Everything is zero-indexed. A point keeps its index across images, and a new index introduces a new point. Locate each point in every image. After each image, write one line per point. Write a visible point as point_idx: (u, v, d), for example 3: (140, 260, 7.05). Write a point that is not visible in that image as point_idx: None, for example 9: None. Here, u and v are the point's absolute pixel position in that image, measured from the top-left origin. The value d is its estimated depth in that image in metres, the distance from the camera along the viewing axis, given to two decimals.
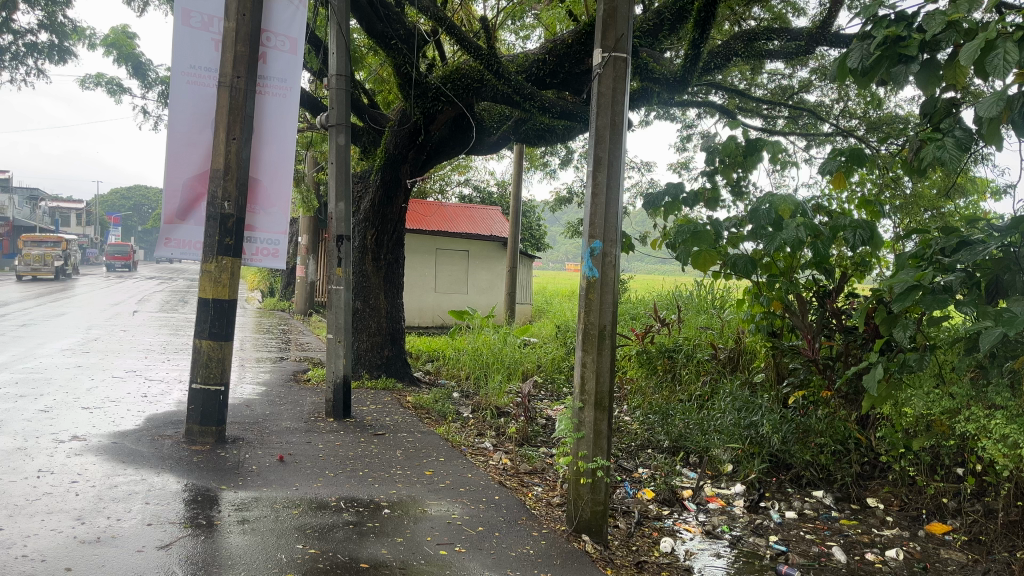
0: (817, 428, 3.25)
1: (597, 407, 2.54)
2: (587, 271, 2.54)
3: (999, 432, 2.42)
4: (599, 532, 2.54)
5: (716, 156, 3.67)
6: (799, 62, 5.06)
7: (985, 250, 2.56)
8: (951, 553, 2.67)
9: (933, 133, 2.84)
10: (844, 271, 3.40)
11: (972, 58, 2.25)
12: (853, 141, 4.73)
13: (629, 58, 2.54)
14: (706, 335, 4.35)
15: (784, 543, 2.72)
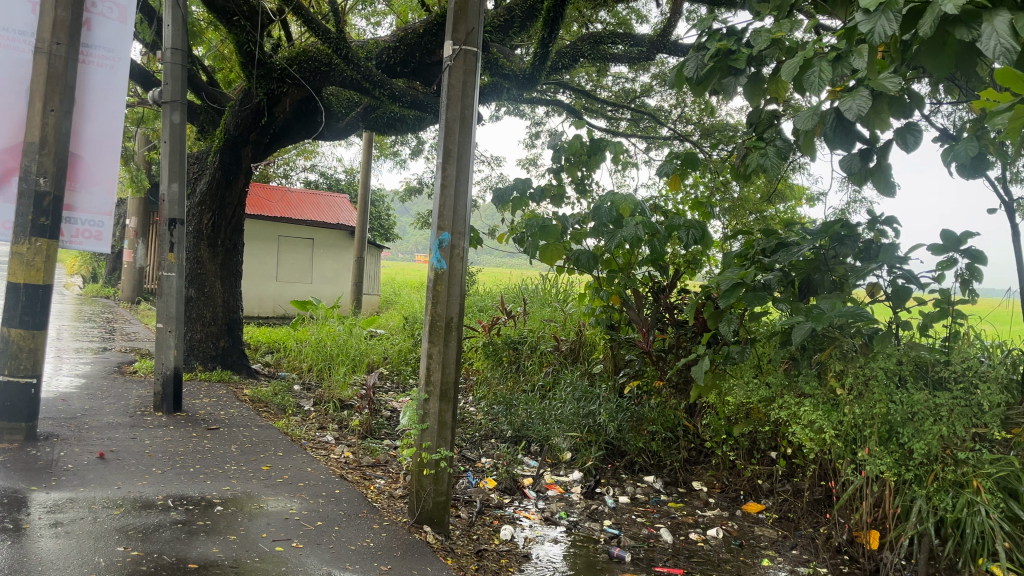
0: (650, 416, 3.42)
1: (441, 398, 2.55)
2: (435, 262, 2.54)
3: (807, 418, 2.72)
4: (441, 522, 2.56)
5: (562, 154, 3.78)
6: (641, 66, 5.29)
7: (799, 251, 2.84)
8: (763, 530, 2.91)
9: (757, 142, 3.06)
10: (677, 268, 3.59)
11: (791, 74, 2.45)
12: (688, 146, 5.00)
13: (478, 51, 2.55)
14: (550, 327, 4.47)
15: (617, 527, 2.85)
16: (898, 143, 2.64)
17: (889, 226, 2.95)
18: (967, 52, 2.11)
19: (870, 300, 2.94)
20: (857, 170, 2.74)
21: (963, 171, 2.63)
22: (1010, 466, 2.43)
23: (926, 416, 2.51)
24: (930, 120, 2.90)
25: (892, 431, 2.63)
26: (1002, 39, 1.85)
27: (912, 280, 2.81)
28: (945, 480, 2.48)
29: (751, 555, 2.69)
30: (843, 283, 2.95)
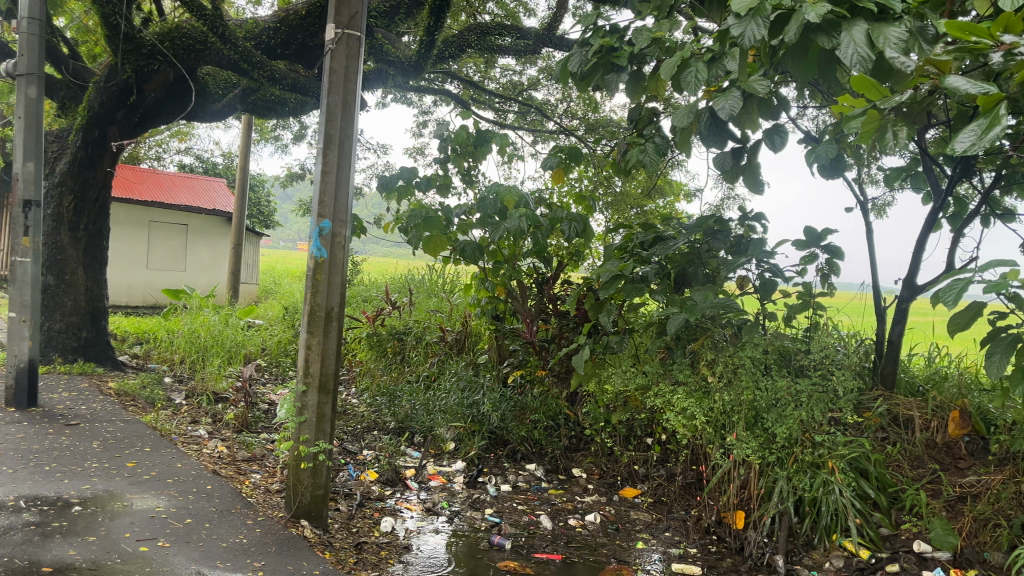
0: (533, 405, 3.48)
1: (320, 390, 2.49)
2: (314, 250, 2.47)
3: (680, 405, 2.83)
4: (319, 516, 2.51)
5: (448, 144, 3.77)
6: (528, 59, 5.34)
7: (675, 245, 2.95)
8: (638, 514, 3.01)
9: (638, 138, 3.15)
10: (561, 260, 3.67)
11: (670, 74, 2.52)
12: (573, 140, 5.09)
13: (362, 36, 2.50)
14: (435, 318, 4.47)
15: (498, 515, 2.88)
16: (767, 143, 2.77)
17: (758, 222, 3.10)
18: (828, 59, 2.24)
19: (739, 293, 3.08)
20: (729, 167, 2.87)
21: (824, 171, 2.80)
22: (861, 449, 2.76)
23: (788, 401, 2.68)
24: (796, 122, 3.07)
25: (757, 416, 2.78)
26: (859, 48, 1.97)
27: (777, 273, 2.96)
28: (803, 462, 2.67)
29: (626, 538, 2.78)
30: (715, 276, 3.09)
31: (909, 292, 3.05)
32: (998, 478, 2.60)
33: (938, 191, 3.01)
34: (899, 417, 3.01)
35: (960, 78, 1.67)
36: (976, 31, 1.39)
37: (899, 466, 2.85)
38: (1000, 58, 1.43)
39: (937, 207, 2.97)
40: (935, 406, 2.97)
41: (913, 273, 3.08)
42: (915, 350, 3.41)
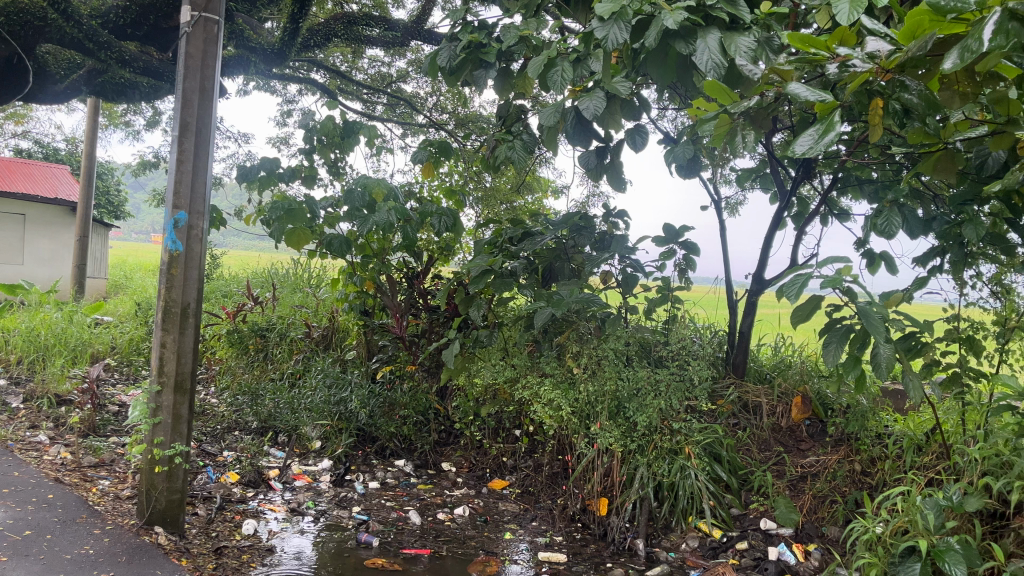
0: (402, 401, 3.45)
1: (176, 390, 2.38)
2: (169, 243, 2.35)
3: (547, 397, 2.90)
4: (175, 521, 2.39)
5: (313, 135, 3.67)
6: (397, 51, 5.28)
7: (542, 240, 3.01)
8: (506, 505, 3.05)
9: (506, 134, 3.18)
10: (431, 255, 3.65)
11: (537, 72, 2.57)
12: (443, 135, 5.08)
13: (221, 20, 2.39)
14: (301, 314, 4.35)
15: (365, 513, 2.84)
16: (629, 143, 2.88)
17: (621, 219, 3.22)
18: (685, 64, 2.35)
19: (603, 287, 3.18)
20: (593, 165, 2.95)
21: (681, 171, 2.94)
22: (715, 435, 2.94)
23: (648, 391, 2.81)
24: (656, 124, 3.21)
25: (619, 406, 2.89)
26: (712, 55, 2.08)
27: (638, 268, 3.08)
28: (662, 448, 2.82)
29: (494, 530, 2.82)
30: (580, 271, 3.18)
31: (757, 286, 3.25)
32: (834, 459, 2.88)
33: (783, 192, 3.23)
34: (748, 403, 3.22)
35: (801, 87, 1.79)
36: (815, 43, 1.48)
37: (748, 450, 3.05)
38: (836, 69, 1.54)
39: (782, 207, 3.19)
40: (780, 392, 3.21)
41: (761, 268, 3.29)
42: (763, 340, 3.64)
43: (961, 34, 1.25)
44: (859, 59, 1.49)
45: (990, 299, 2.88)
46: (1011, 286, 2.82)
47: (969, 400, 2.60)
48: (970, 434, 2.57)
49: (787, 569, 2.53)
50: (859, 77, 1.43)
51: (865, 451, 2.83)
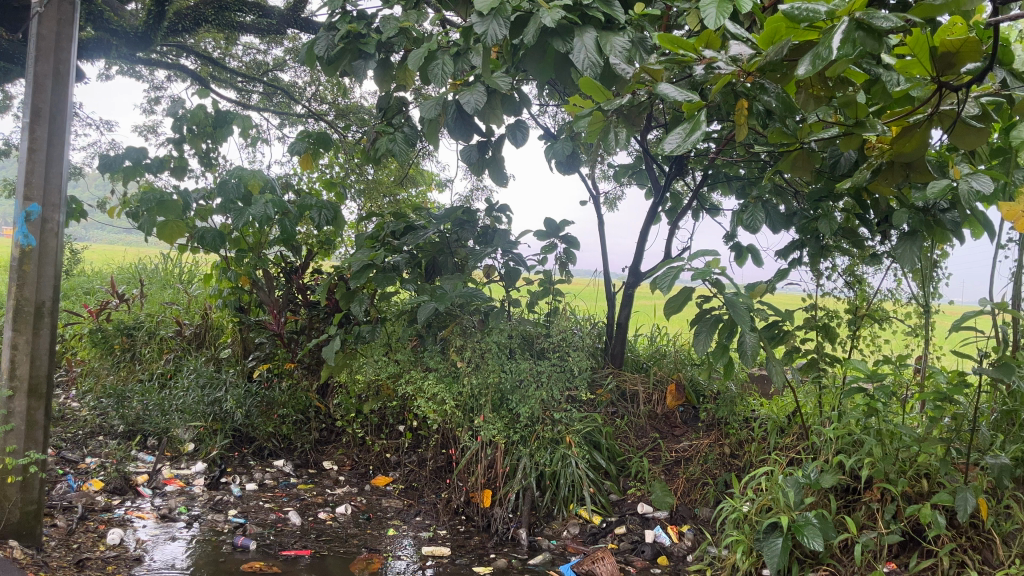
0: (281, 400, 3.36)
1: (30, 394, 2.22)
2: (20, 237, 2.18)
3: (430, 392, 2.89)
4: (31, 535, 2.23)
5: (183, 123, 3.51)
6: (273, 39, 5.12)
7: (424, 234, 3.00)
8: (390, 501, 3.03)
9: (386, 126, 3.15)
10: (310, 249, 3.56)
11: (417, 65, 2.55)
12: (322, 126, 4.96)
13: (77, 0, 2.24)
14: (171, 311, 4.16)
15: (242, 516, 2.75)
16: (510, 139, 2.90)
17: (503, 214, 3.25)
18: (562, 61, 2.39)
19: (486, 281, 3.20)
20: (475, 160, 2.95)
21: (560, 167, 3.00)
22: (595, 423, 3.03)
23: (530, 382, 2.86)
24: (536, 119, 3.25)
25: (502, 398, 2.93)
26: (588, 53, 2.12)
27: (520, 262, 3.12)
28: (544, 438, 2.89)
29: (377, 527, 2.79)
30: (463, 265, 3.19)
31: (634, 279, 3.36)
32: (705, 443, 3.02)
33: (658, 188, 3.35)
34: (626, 391, 3.32)
35: (670, 87, 1.87)
36: (683, 44, 1.53)
37: (626, 437, 3.16)
38: (701, 70, 1.61)
39: (657, 202, 3.31)
40: (655, 380, 3.34)
41: (637, 261, 3.40)
42: (640, 331, 3.77)
43: (813, 41, 1.34)
44: (722, 61, 1.57)
45: (842, 289, 3.09)
46: (862, 277, 3.05)
47: (825, 383, 2.79)
48: (826, 415, 2.76)
49: (662, 550, 2.64)
50: (722, 79, 1.49)
51: (734, 434, 2.99)
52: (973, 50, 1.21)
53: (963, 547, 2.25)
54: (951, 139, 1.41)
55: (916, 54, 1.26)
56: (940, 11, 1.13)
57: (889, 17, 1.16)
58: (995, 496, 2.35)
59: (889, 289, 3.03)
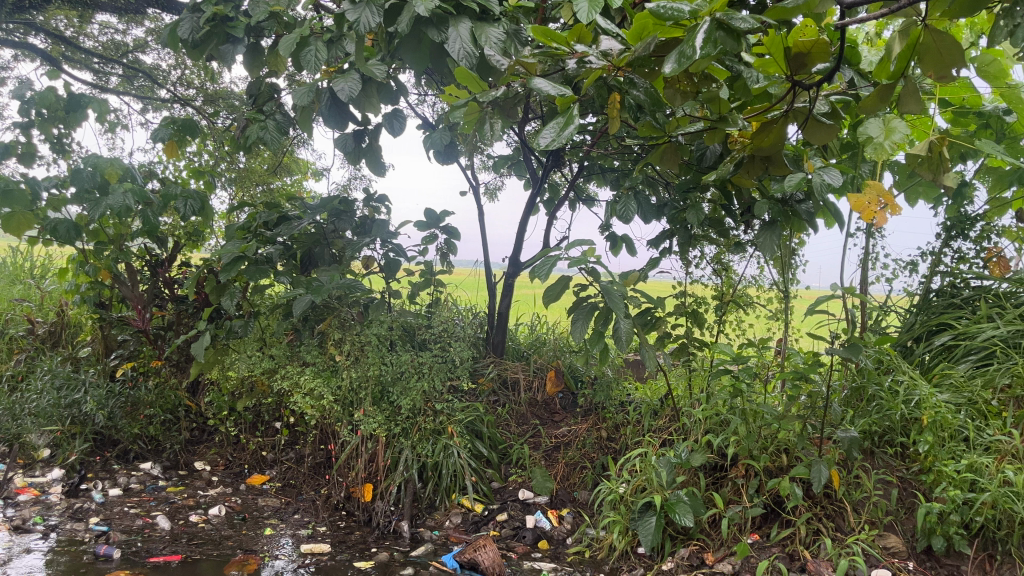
0: (147, 399, 3.20)
1: None
2: None
3: (307, 387, 2.82)
4: None
5: (31, 107, 3.26)
6: (132, 18, 4.83)
7: (299, 225, 2.93)
8: (266, 500, 2.94)
9: (257, 114, 3.04)
10: (176, 241, 3.39)
11: (288, 50, 2.46)
12: (189, 112, 4.74)
13: None
14: (21, 309, 3.87)
15: (105, 523, 2.61)
16: (387, 128, 2.86)
17: (382, 203, 3.18)
18: (438, 51, 2.37)
19: (365, 272, 3.15)
20: (351, 149, 2.89)
21: (439, 156, 3.00)
22: (476, 412, 3.05)
23: (411, 373, 2.85)
24: (414, 109, 3.22)
25: (383, 390, 2.90)
26: (463, 44, 2.12)
27: (400, 253, 3.09)
28: (425, 430, 2.89)
29: (253, 527, 2.70)
30: (340, 256, 3.14)
31: (514, 269, 3.38)
32: (583, 428, 3.10)
33: (536, 179, 3.40)
34: (507, 380, 3.36)
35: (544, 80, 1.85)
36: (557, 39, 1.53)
37: (507, 425, 3.20)
38: (575, 64, 1.63)
39: (535, 193, 3.35)
40: (535, 368, 3.40)
41: (517, 251, 3.44)
42: (520, 320, 3.81)
43: (678, 39, 1.33)
44: (594, 56, 1.55)
45: (710, 275, 3.24)
46: (728, 264, 3.20)
47: (695, 366, 2.92)
48: (695, 397, 2.88)
49: (543, 535, 2.69)
50: (594, 74, 1.51)
51: (610, 418, 3.08)
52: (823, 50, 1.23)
53: (818, 516, 2.40)
54: (804, 135, 1.44)
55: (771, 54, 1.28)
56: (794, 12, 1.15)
57: (746, 19, 1.16)
58: (847, 466, 2.53)
59: (752, 276, 3.20)
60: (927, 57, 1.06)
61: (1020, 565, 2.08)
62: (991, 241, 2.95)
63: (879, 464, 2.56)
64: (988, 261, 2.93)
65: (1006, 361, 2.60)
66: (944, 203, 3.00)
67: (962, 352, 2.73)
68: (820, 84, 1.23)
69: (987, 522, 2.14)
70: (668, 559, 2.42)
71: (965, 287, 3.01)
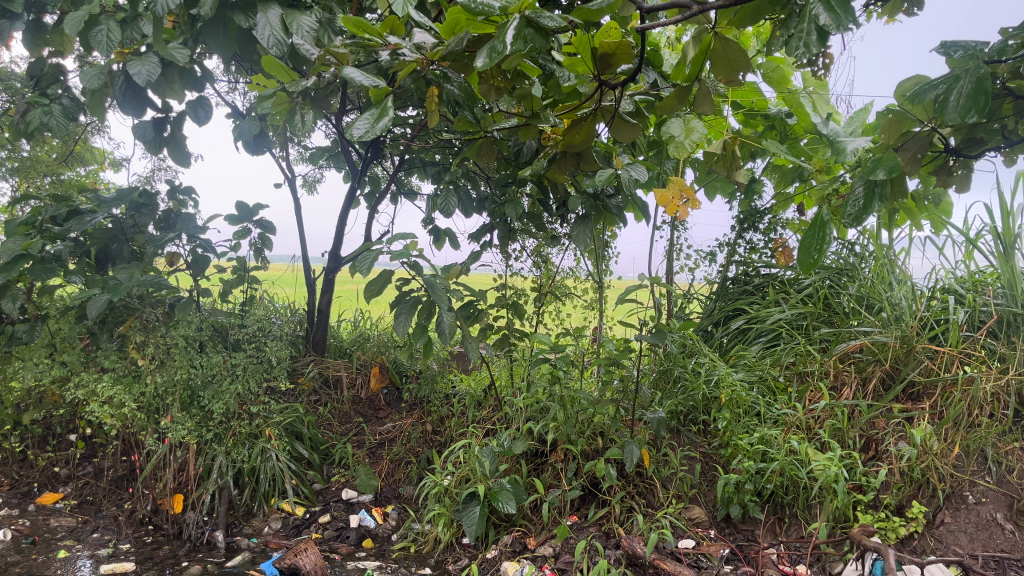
0: None
1: None
2: None
3: (104, 395, 2.59)
4: None
5: None
6: None
7: (92, 220, 2.69)
8: (59, 520, 2.69)
9: (40, 97, 2.76)
10: None
11: (74, 29, 2.22)
12: None
13: None
14: None
15: None
16: (191, 116, 2.69)
17: (188, 197, 2.99)
18: (246, 37, 2.25)
19: (170, 269, 2.96)
20: (150, 138, 2.69)
21: (248, 147, 2.87)
22: (296, 413, 2.95)
23: (223, 376, 2.70)
24: (224, 96, 3.07)
25: (193, 395, 2.73)
26: (274, 32, 2.00)
27: (209, 248, 2.92)
28: (240, 434, 2.76)
29: (45, 550, 2.46)
30: (142, 252, 2.93)
31: (333, 264, 3.30)
32: (408, 423, 3.10)
33: (355, 172, 3.33)
34: (328, 378, 3.29)
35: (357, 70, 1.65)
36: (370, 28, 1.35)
37: (329, 425, 3.13)
38: (386, 57, 1.42)
39: (354, 186, 3.28)
40: (358, 365, 3.34)
41: (336, 246, 3.35)
42: (343, 316, 3.72)
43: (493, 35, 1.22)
44: (408, 48, 1.42)
45: (529, 268, 3.33)
46: (547, 257, 3.31)
47: (516, 357, 3.00)
48: (516, 387, 2.96)
49: (367, 533, 2.65)
50: (407, 67, 1.33)
51: (435, 412, 3.09)
52: (628, 53, 1.28)
53: (631, 494, 2.53)
54: (612, 133, 1.49)
55: (580, 54, 1.31)
56: (600, 15, 1.13)
57: (555, 16, 1.08)
58: (656, 445, 2.68)
59: (569, 267, 3.32)
60: (719, 62, 1.15)
61: (804, 525, 2.26)
62: (777, 232, 3.23)
63: (684, 441, 2.75)
64: (775, 251, 3.22)
65: (790, 341, 2.86)
66: (738, 198, 3.25)
67: (754, 335, 2.98)
68: (625, 85, 1.28)
69: (776, 488, 2.32)
70: (491, 547, 2.46)
71: (755, 275, 3.28)
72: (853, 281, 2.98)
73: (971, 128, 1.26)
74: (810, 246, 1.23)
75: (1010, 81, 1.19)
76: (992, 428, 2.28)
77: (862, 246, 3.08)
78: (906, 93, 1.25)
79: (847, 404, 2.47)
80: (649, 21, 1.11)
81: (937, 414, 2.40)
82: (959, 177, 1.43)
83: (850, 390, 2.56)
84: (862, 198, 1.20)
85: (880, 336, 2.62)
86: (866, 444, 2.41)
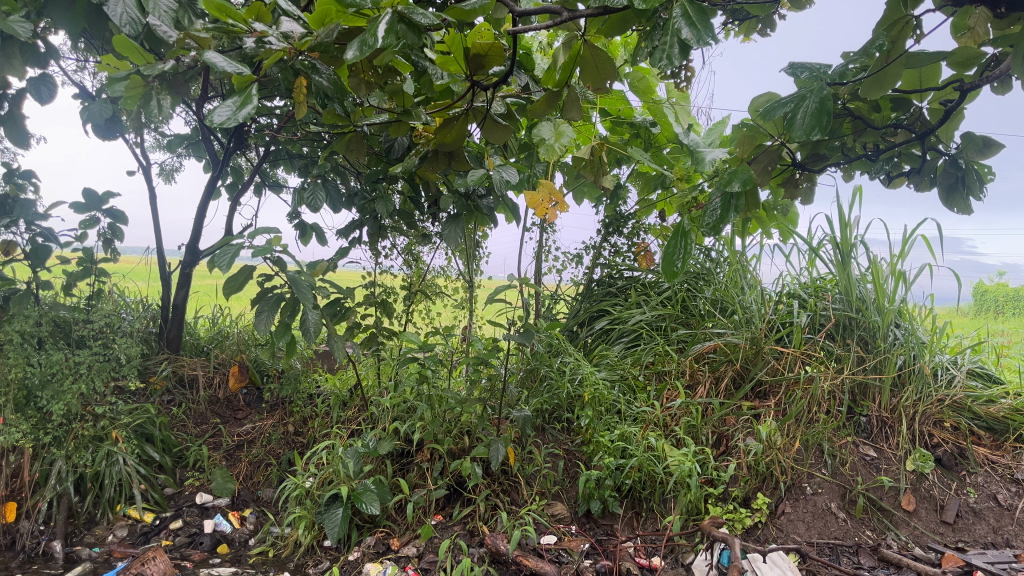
0: None
1: None
2: None
3: None
4: None
5: None
6: None
7: None
8: None
9: None
10: None
11: None
12: None
13: None
14: None
15: None
16: (32, 95, 2.47)
17: (28, 181, 2.76)
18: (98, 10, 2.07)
19: (5, 259, 2.72)
20: None
21: (98, 131, 2.70)
22: (146, 415, 2.79)
23: (65, 374, 2.51)
24: (70, 75, 2.85)
25: (29, 395, 2.52)
26: (126, 7, 1.68)
27: (51, 238, 2.70)
28: (83, 437, 2.57)
29: None
30: None
31: (191, 258, 3.14)
32: (269, 424, 3.01)
33: (216, 162, 3.18)
34: (183, 377, 3.14)
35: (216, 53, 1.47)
36: (234, 14, 1.23)
37: (183, 426, 2.98)
38: (251, 44, 1.28)
39: (215, 176, 3.13)
40: (216, 363, 3.21)
41: (194, 239, 3.20)
42: (200, 312, 3.54)
43: (364, 29, 1.17)
44: (274, 37, 1.25)
45: (399, 266, 3.31)
46: (418, 256, 3.28)
47: (383, 355, 2.96)
48: (382, 386, 2.92)
49: (222, 539, 2.53)
50: (271, 56, 1.19)
51: (297, 412, 3.02)
52: (500, 54, 1.26)
53: (496, 492, 2.55)
54: (484, 134, 1.47)
55: (453, 53, 1.30)
56: (473, 15, 1.12)
57: (429, 13, 1.05)
58: (521, 443, 2.72)
59: (439, 266, 3.31)
60: (588, 69, 1.16)
61: (659, 518, 2.33)
62: (640, 237, 3.36)
63: (548, 439, 2.80)
64: (638, 254, 3.34)
65: (650, 342, 2.98)
66: (604, 202, 3.35)
67: (617, 335, 3.09)
68: (497, 88, 1.27)
69: (634, 484, 2.39)
70: (354, 549, 2.41)
71: (620, 277, 3.42)
72: (709, 285, 3.14)
73: (815, 144, 1.34)
74: (674, 255, 1.28)
75: (849, 102, 1.28)
76: (828, 423, 2.45)
77: (717, 252, 3.24)
78: (759, 109, 1.33)
79: (701, 401, 2.59)
80: (521, 25, 1.11)
81: (781, 410, 2.57)
82: (804, 189, 1.53)
83: (704, 388, 2.70)
84: (719, 209, 1.25)
85: (732, 338, 2.77)
86: (717, 440, 2.54)
